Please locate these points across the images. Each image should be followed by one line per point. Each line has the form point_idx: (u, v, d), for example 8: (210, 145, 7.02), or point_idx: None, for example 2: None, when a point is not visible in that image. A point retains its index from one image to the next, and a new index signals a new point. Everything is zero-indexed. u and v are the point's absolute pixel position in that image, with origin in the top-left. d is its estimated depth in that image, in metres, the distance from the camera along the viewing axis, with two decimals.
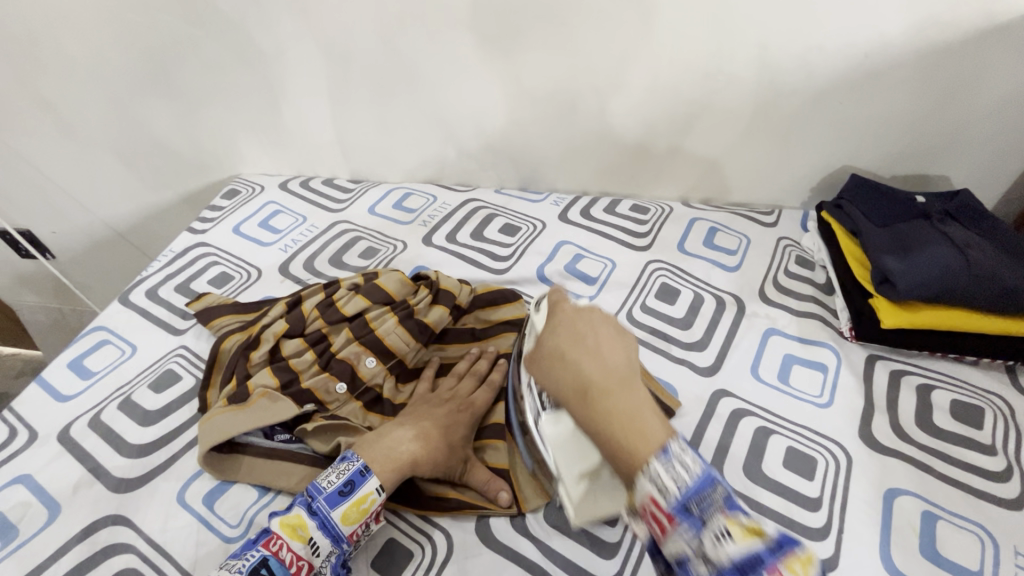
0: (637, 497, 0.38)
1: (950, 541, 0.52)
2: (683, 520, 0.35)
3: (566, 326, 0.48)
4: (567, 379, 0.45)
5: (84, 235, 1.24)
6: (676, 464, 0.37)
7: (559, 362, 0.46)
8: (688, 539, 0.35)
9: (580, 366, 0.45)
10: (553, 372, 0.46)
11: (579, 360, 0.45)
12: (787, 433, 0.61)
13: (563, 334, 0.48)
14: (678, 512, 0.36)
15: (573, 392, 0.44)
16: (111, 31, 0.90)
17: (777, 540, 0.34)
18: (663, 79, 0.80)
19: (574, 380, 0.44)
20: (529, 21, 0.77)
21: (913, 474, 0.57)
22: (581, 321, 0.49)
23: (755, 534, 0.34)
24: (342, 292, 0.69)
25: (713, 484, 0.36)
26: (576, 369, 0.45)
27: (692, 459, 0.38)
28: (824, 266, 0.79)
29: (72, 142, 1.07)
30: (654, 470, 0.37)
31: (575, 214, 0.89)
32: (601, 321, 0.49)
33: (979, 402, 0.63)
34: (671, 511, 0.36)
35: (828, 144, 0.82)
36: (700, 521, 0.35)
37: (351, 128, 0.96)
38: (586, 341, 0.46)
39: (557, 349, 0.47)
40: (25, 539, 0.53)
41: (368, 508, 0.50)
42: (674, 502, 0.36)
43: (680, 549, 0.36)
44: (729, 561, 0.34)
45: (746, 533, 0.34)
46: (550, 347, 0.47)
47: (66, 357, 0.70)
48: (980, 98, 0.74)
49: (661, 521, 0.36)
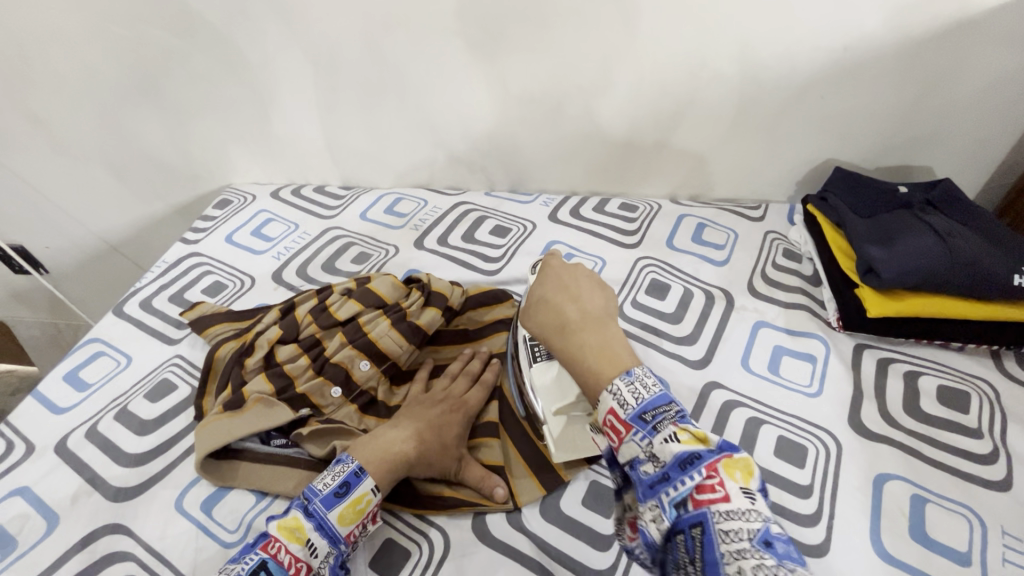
0: (602, 412, 0.47)
1: (939, 523, 0.53)
2: (637, 427, 0.44)
3: (554, 279, 0.58)
4: (549, 320, 0.54)
5: (77, 249, 1.24)
6: (636, 383, 0.46)
7: (546, 306, 0.55)
8: (641, 443, 0.43)
9: (562, 309, 0.55)
10: (538, 315, 0.56)
11: (564, 305, 0.55)
12: (777, 422, 0.62)
13: (550, 285, 0.57)
14: (634, 420, 0.44)
15: (553, 329, 0.54)
16: (100, 46, 0.91)
17: (718, 446, 0.41)
18: (646, 78, 0.81)
19: (556, 320, 0.54)
20: (514, 25, 0.78)
21: (901, 459, 0.58)
22: (568, 276, 0.58)
23: (699, 440, 0.42)
24: (335, 297, 0.70)
25: (668, 403, 0.45)
26: (558, 313, 0.54)
27: (652, 382, 0.47)
28: (811, 258, 0.80)
29: (63, 156, 1.07)
30: (618, 388, 0.46)
31: (564, 214, 0.90)
32: (584, 277, 0.58)
33: (965, 387, 0.64)
34: (628, 419, 0.45)
35: (812, 138, 0.83)
36: (653, 428, 0.43)
37: (340, 135, 0.97)
38: (570, 290, 0.56)
39: (544, 295, 0.57)
40: (24, 551, 0.53)
41: (364, 508, 0.51)
42: (631, 413, 0.45)
43: (634, 453, 0.44)
44: (673, 457, 0.41)
45: (691, 439, 0.42)
46: (538, 296, 0.57)
47: (62, 369, 0.71)
48: (958, 89, 0.76)
49: (619, 429, 0.45)
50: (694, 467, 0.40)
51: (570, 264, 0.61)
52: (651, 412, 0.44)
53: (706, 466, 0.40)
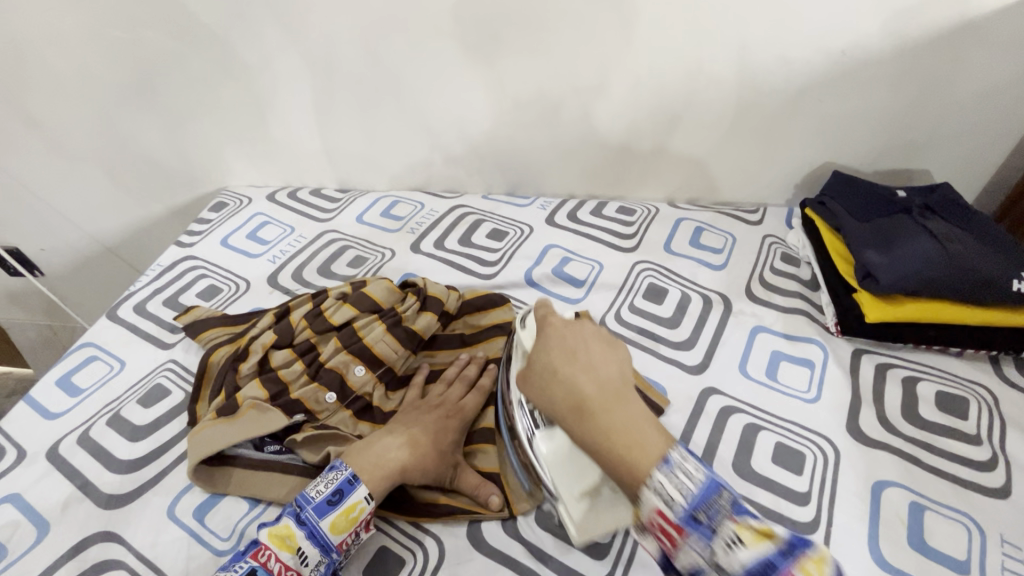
0: (644, 512, 0.40)
1: (937, 531, 0.53)
2: (693, 531, 0.38)
3: (558, 342, 0.51)
4: (562, 398, 0.47)
5: (72, 251, 1.23)
6: (678, 475, 0.39)
7: (554, 379, 0.48)
8: (700, 550, 0.37)
9: (574, 381, 0.47)
10: (547, 390, 0.49)
11: (574, 376, 0.48)
12: (775, 428, 0.61)
13: (556, 350, 0.50)
14: (686, 523, 0.38)
15: (569, 410, 0.46)
16: (96, 49, 0.90)
17: (787, 543, 0.36)
18: (644, 81, 0.80)
19: (569, 396, 0.47)
20: (511, 28, 0.78)
21: (900, 465, 0.58)
22: (572, 338, 0.51)
23: (766, 537, 0.36)
24: (330, 301, 0.69)
25: (719, 491, 0.39)
26: (571, 387, 0.47)
27: (694, 468, 0.40)
28: (809, 262, 0.80)
29: (58, 158, 1.07)
30: (658, 481, 0.39)
31: (562, 218, 0.90)
32: (590, 336, 0.52)
33: (963, 393, 0.64)
34: (679, 522, 0.38)
35: (810, 141, 0.83)
36: (710, 530, 0.37)
37: (337, 138, 0.96)
38: (579, 357, 0.49)
39: (549, 364, 0.49)
40: (14, 558, 0.53)
41: (357, 516, 0.51)
42: (682, 513, 0.38)
43: (695, 561, 0.38)
44: (743, 567, 0.35)
45: (756, 537, 0.36)
46: (543, 363, 0.50)
47: (54, 374, 0.70)
48: (957, 93, 0.75)
49: (670, 532, 0.38)
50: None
51: (570, 321, 0.54)
52: (704, 510, 0.38)
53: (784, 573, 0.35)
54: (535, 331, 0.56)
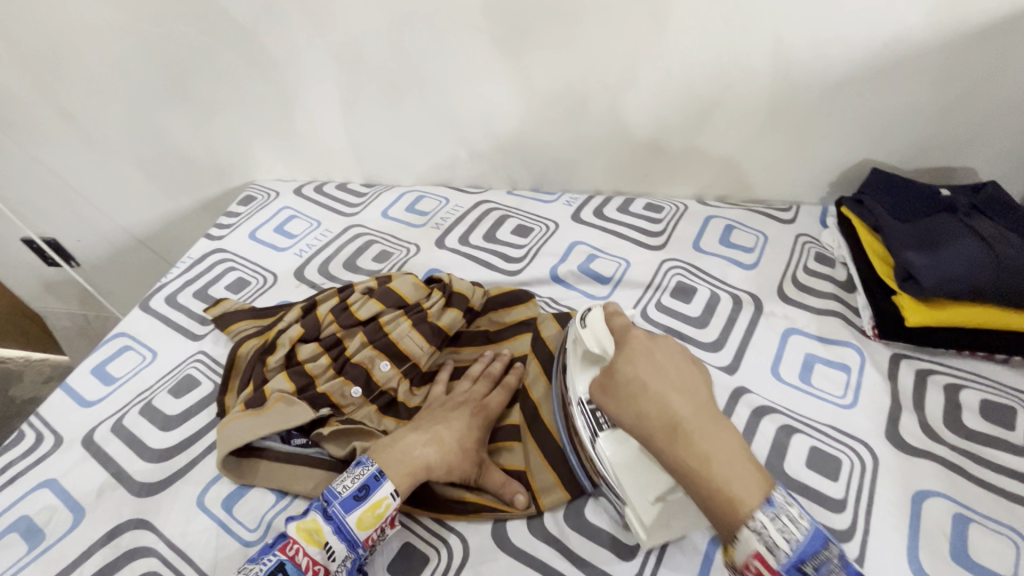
0: (741, 554, 0.41)
1: (982, 545, 0.50)
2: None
3: (645, 357, 0.50)
4: (653, 413, 0.46)
5: (106, 242, 1.26)
6: (783, 517, 0.40)
7: (643, 396, 0.47)
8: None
9: (666, 400, 0.46)
10: (635, 404, 0.47)
11: (666, 394, 0.46)
12: (811, 432, 0.59)
13: (642, 364, 0.49)
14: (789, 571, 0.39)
15: (661, 430, 0.45)
16: (130, 44, 0.92)
17: None
18: (675, 74, 0.78)
19: (662, 415, 0.45)
20: (539, 21, 0.77)
21: (942, 475, 0.55)
22: (658, 351, 0.50)
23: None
24: (356, 296, 0.69)
25: (824, 543, 0.40)
26: (665, 406, 0.46)
27: (799, 514, 0.40)
28: (845, 263, 0.77)
29: (93, 152, 1.09)
30: (762, 525, 0.39)
31: (588, 214, 0.89)
32: (673, 351, 0.50)
33: (1010, 402, 0.61)
34: (780, 570, 0.39)
35: (847, 137, 0.80)
36: None
37: (363, 133, 0.97)
38: (669, 376, 0.48)
39: (638, 378, 0.48)
40: (51, 542, 0.54)
41: (382, 512, 0.50)
42: (786, 562, 0.39)
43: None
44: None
45: None
46: (627, 375, 0.49)
47: (90, 363, 0.72)
48: (1007, 85, 0.72)
49: None
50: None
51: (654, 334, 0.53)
52: (811, 562, 0.39)
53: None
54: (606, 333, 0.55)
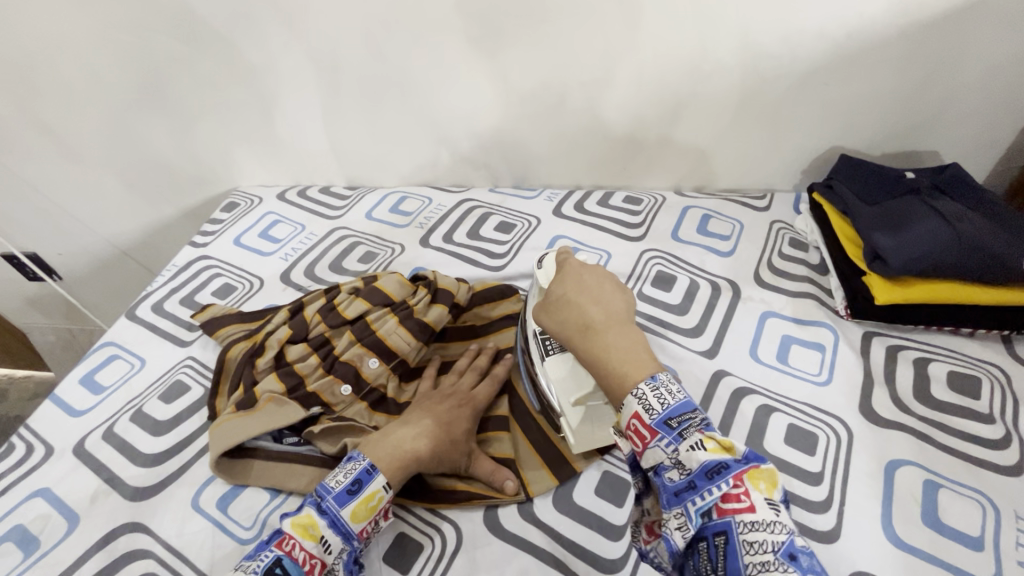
0: (624, 416, 0.45)
1: (951, 508, 0.53)
2: (662, 433, 0.42)
3: (573, 278, 0.56)
4: (573, 318, 0.52)
5: (89, 255, 1.26)
6: (662, 388, 0.44)
7: (567, 305, 0.54)
8: (667, 450, 0.42)
9: (585, 308, 0.53)
10: (559, 314, 0.54)
11: (584, 304, 0.53)
12: (789, 410, 0.62)
13: (570, 283, 0.56)
14: (659, 426, 0.42)
15: (576, 332, 0.51)
16: (107, 54, 0.92)
17: (744, 455, 0.40)
18: (649, 70, 0.80)
19: (579, 319, 0.52)
20: (512, 21, 0.78)
21: (913, 445, 0.58)
22: (587, 277, 0.57)
23: (725, 449, 0.40)
24: (343, 296, 0.70)
25: (693, 409, 0.43)
26: (581, 311, 0.52)
27: (676, 386, 0.44)
28: (818, 247, 0.80)
29: (72, 164, 1.09)
30: (640, 391, 0.44)
31: (569, 209, 0.90)
32: (603, 276, 0.56)
33: (975, 372, 0.64)
34: (653, 425, 0.43)
35: (816, 126, 0.83)
36: (679, 436, 0.42)
37: (344, 137, 0.98)
38: (592, 291, 0.54)
39: (565, 294, 0.55)
40: (46, 549, 0.55)
41: (376, 505, 0.52)
42: (657, 418, 0.43)
43: (658, 459, 0.42)
44: (698, 466, 0.40)
45: (716, 448, 0.41)
46: (556, 294, 0.56)
47: (78, 373, 0.72)
48: (964, 72, 0.75)
49: (643, 435, 0.43)
50: (720, 478, 0.39)
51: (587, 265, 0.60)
52: (677, 419, 0.42)
53: (732, 476, 0.39)
54: (553, 271, 0.62)
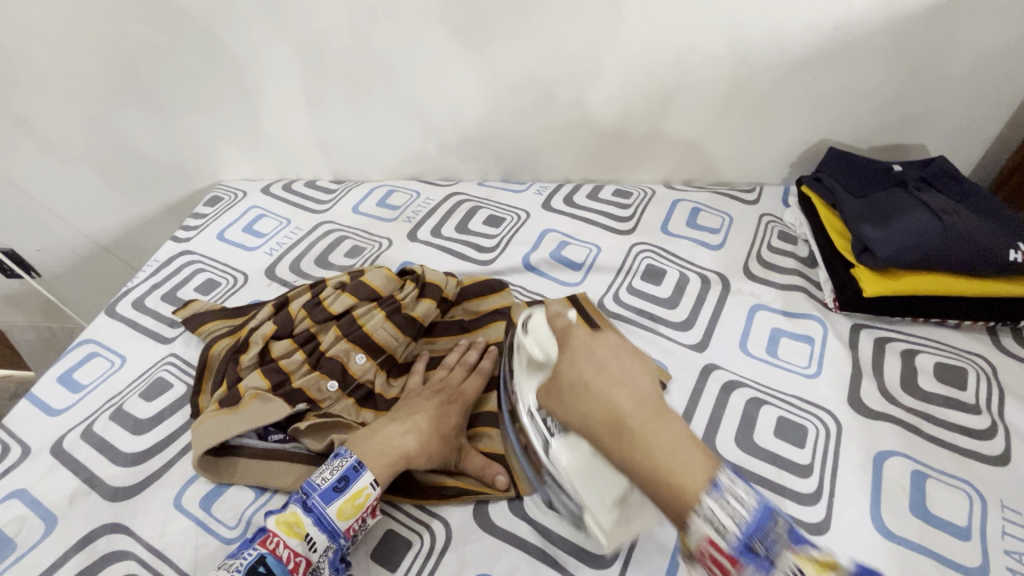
0: (693, 540, 0.39)
1: (938, 498, 0.53)
2: (747, 561, 0.37)
3: (586, 356, 0.50)
4: (598, 411, 0.46)
5: (69, 251, 1.23)
6: (728, 499, 0.39)
7: (586, 395, 0.47)
8: None
9: (609, 397, 0.46)
10: (580, 405, 0.48)
11: (609, 392, 0.46)
12: (778, 403, 0.62)
13: (581, 360, 0.50)
14: (741, 553, 0.37)
15: (607, 426, 0.45)
16: (83, 45, 0.89)
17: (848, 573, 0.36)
18: (638, 63, 0.80)
19: (606, 411, 0.46)
20: (500, 12, 0.77)
21: (901, 436, 0.58)
22: (600, 349, 0.50)
23: (827, 568, 0.36)
24: (329, 291, 0.69)
25: (773, 517, 0.38)
26: (606, 401, 0.46)
27: (746, 492, 0.39)
28: (806, 240, 0.80)
29: (50, 158, 1.06)
30: (707, 508, 0.38)
31: (559, 203, 0.90)
32: (617, 350, 0.50)
33: (961, 363, 0.64)
34: (734, 552, 0.37)
35: (805, 119, 0.83)
36: (767, 560, 0.37)
37: (330, 129, 0.96)
38: (611, 372, 0.48)
39: (579, 378, 0.48)
40: (22, 552, 0.53)
41: (363, 502, 0.51)
42: (736, 543, 0.37)
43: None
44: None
45: (816, 568, 0.36)
46: (572, 378, 0.49)
47: (56, 371, 0.70)
48: (951, 65, 0.75)
49: (723, 563, 0.38)
50: None
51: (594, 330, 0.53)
52: (761, 541, 0.37)
53: None
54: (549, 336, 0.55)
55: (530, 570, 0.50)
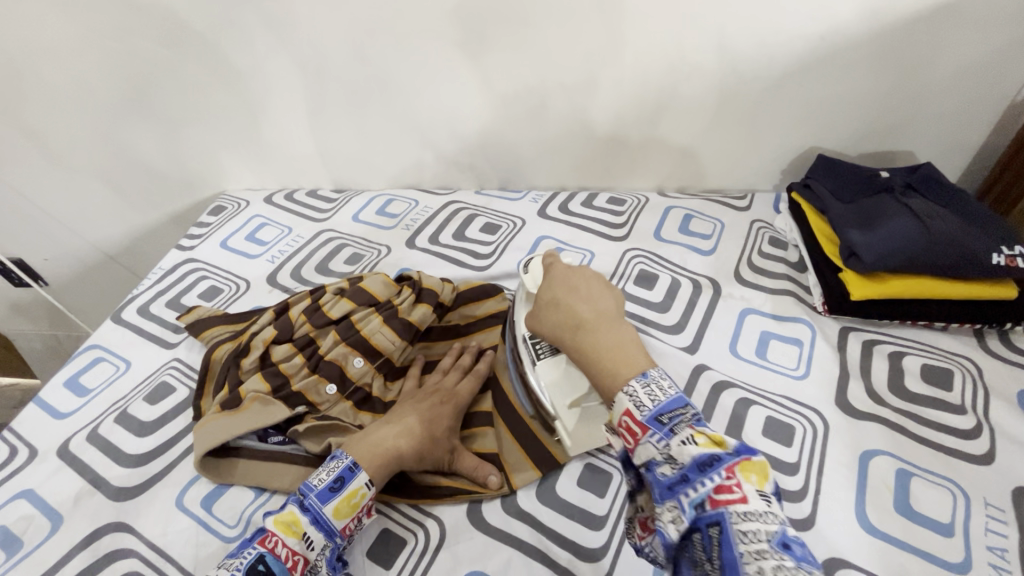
0: (616, 414, 0.44)
1: (923, 496, 0.54)
2: (654, 429, 0.42)
3: (562, 280, 0.57)
4: (562, 320, 0.53)
5: (75, 260, 1.25)
6: (652, 385, 0.44)
7: (556, 309, 0.54)
8: (659, 445, 0.41)
9: (574, 308, 0.53)
10: (551, 317, 0.55)
11: (575, 304, 0.53)
12: (767, 404, 0.63)
13: (559, 287, 0.56)
14: (650, 422, 0.42)
15: (568, 330, 0.52)
16: (93, 60, 0.92)
17: (735, 449, 0.39)
18: (630, 74, 0.82)
19: (569, 317, 0.53)
20: (495, 25, 0.80)
21: (887, 435, 0.59)
22: (575, 277, 0.57)
23: (717, 444, 0.40)
24: (328, 296, 0.71)
25: (683, 405, 0.43)
26: (571, 312, 0.53)
27: (666, 382, 0.44)
28: (796, 245, 0.82)
29: (59, 169, 1.09)
30: (632, 389, 0.44)
31: (554, 210, 0.92)
32: (592, 278, 0.57)
33: (948, 365, 0.65)
34: (644, 421, 0.42)
35: (794, 127, 0.85)
36: (671, 431, 0.41)
37: (330, 140, 0.98)
38: (580, 292, 0.55)
39: (555, 297, 0.55)
40: (28, 550, 0.55)
41: (358, 502, 0.52)
42: (647, 414, 0.42)
43: (650, 455, 0.41)
44: (691, 460, 0.39)
45: (708, 442, 0.40)
46: (547, 298, 0.56)
47: (62, 376, 0.72)
48: (935, 74, 0.77)
49: (635, 432, 0.42)
50: (713, 470, 0.38)
51: (575, 267, 0.60)
52: (669, 416, 0.42)
53: (726, 468, 0.38)
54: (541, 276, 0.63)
55: (522, 567, 0.51)
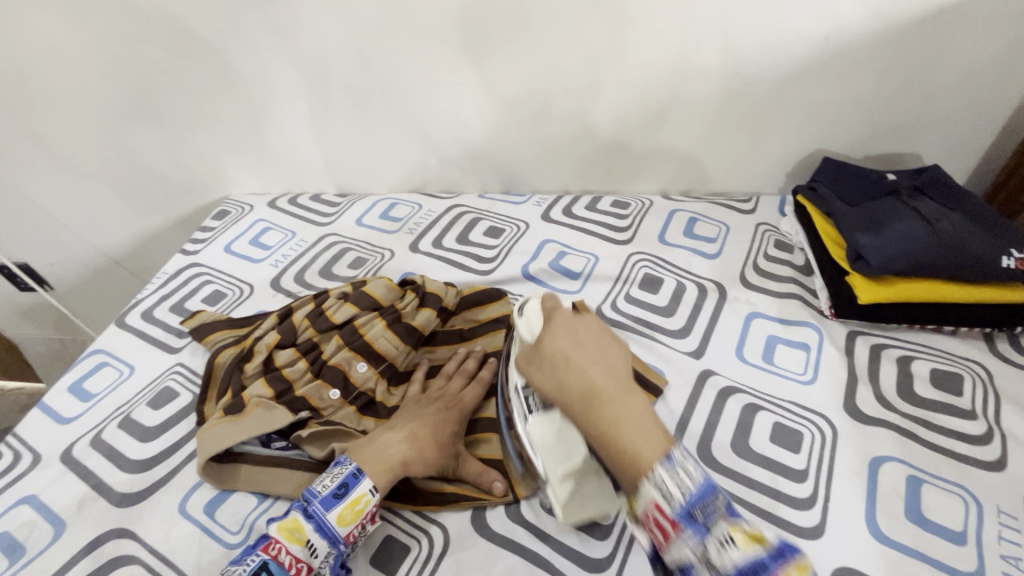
0: (641, 504, 0.40)
1: (934, 504, 0.53)
2: (687, 527, 0.38)
3: (566, 332, 0.52)
4: (572, 383, 0.48)
5: (81, 264, 1.26)
6: (680, 471, 0.40)
7: (562, 367, 0.49)
8: (693, 546, 0.37)
9: (584, 370, 0.48)
10: (556, 376, 0.49)
11: (583, 366, 0.49)
12: (774, 409, 0.62)
13: (564, 340, 0.51)
14: (682, 519, 0.38)
15: (578, 398, 0.47)
16: (98, 65, 0.93)
17: (778, 549, 0.36)
18: (634, 77, 0.82)
19: (578, 383, 0.48)
20: (498, 29, 0.80)
21: (897, 441, 0.58)
22: (581, 330, 0.52)
23: (756, 541, 0.36)
24: (332, 301, 0.71)
25: (716, 492, 0.39)
26: (581, 375, 0.48)
27: (693, 467, 0.40)
28: (802, 249, 0.81)
29: (64, 175, 1.09)
30: (658, 476, 0.40)
31: (557, 213, 0.91)
32: (595, 328, 0.53)
33: (957, 369, 0.65)
34: (677, 518, 0.38)
35: (799, 129, 0.84)
36: (706, 528, 0.37)
37: (334, 144, 0.98)
38: (589, 349, 0.50)
39: (561, 352, 0.50)
40: (31, 557, 0.54)
41: (362, 509, 0.52)
42: (679, 510, 0.38)
43: (684, 555, 0.38)
44: (734, 566, 0.35)
45: (747, 539, 0.36)
46: (550, 352, 0.51)
47: (66, 381, 0.72)
48: (942, 75, 0.76)
49: (665, 528, 0.38)
50: None
51: (578, 314, 0.55)
52: (702, 510, 0.38)
53: None
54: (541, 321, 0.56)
55: (527, 575, 0.51)
